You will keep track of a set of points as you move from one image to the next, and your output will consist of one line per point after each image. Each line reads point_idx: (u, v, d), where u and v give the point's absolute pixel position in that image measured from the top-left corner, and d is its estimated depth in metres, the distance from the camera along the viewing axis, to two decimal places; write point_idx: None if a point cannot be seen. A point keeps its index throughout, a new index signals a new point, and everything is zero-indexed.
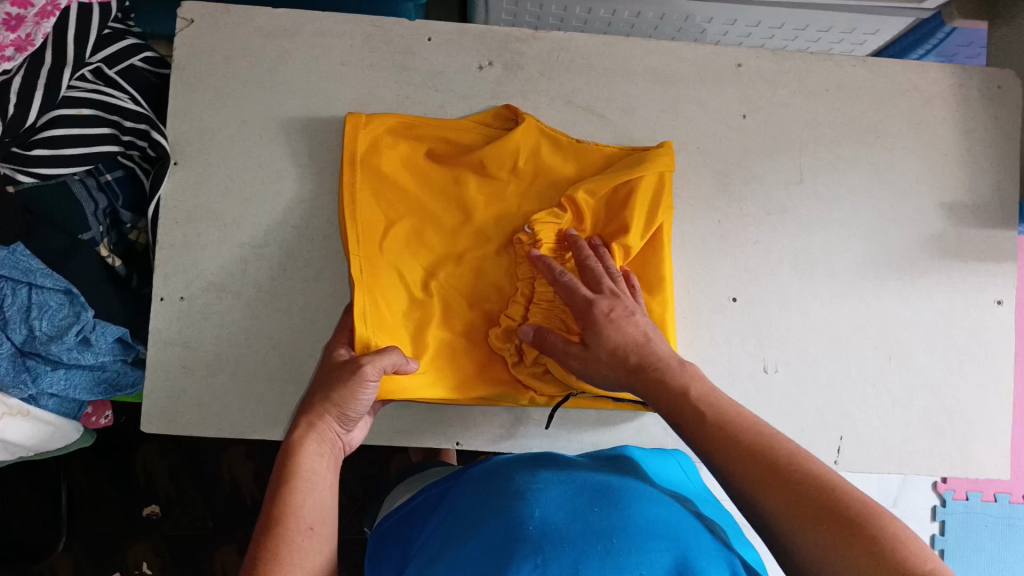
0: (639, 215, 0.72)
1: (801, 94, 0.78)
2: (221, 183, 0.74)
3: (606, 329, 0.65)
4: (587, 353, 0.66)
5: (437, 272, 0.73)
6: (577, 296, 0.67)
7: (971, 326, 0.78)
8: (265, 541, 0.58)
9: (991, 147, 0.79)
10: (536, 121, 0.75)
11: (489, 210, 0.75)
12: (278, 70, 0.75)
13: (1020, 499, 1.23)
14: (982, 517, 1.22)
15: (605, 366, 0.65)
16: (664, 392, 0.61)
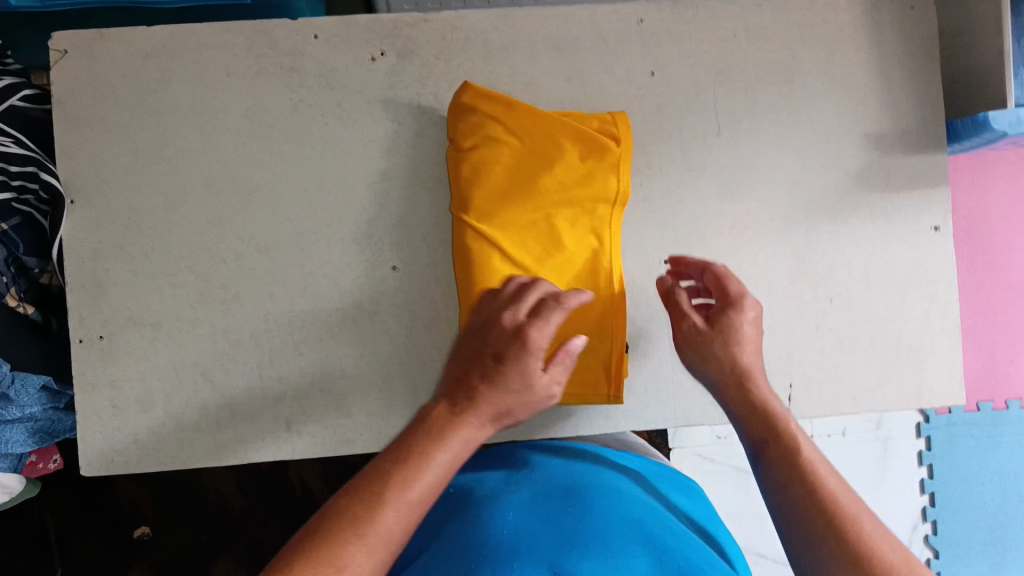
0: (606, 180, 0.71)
1: (708, 42, 0.75)
2: (124, 215, 0.72)
3: (736, 329, 0.64)
4: (705, 340, 0.64)
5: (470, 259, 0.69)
6: (727, 289, 0.65)
7: (909, 256, 0.76)
8: (332, 505, 0.47)
9: (910, 69, 0.76)
10: (505, 98, 0.71)
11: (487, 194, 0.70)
12: (165, 91, 0.72)
13: (1004, 408, 1.21)
14: (968, 429, 1.21)
15: (716, 353, 0.63)
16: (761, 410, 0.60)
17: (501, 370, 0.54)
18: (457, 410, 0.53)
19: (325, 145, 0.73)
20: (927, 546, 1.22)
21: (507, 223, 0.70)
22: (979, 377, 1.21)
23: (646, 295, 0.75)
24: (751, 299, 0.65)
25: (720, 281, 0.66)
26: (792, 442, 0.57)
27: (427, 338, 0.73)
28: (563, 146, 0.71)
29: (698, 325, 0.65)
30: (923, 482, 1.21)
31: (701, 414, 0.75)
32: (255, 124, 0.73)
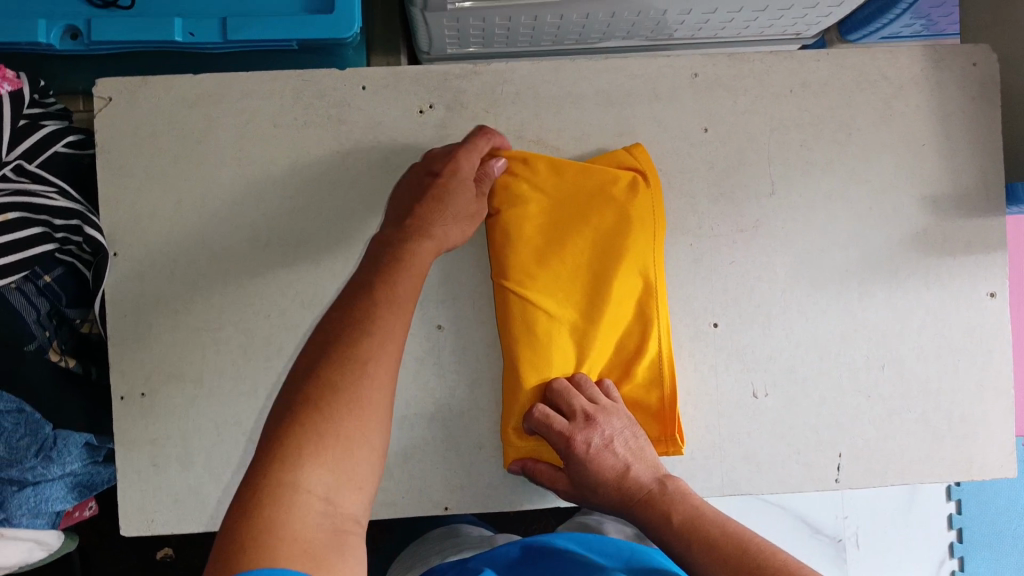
0: (642, 229, 0.71)
1: (765, 98, 0.73)
2: (166, 269, 0.71)
3: (591, 456, 0.68)
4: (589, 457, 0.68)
5: (527, 334, 0.69)
6: (552, 429, 0.68)
7: (964, 323, 0.75)
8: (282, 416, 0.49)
9: (970, 129, 0.74)
10: (524, 152, 0.71)
11: (528, 255, 0.71)
12: (208, 141, 0.71)
13: None
14: None
15: (590, 468, 0.68)
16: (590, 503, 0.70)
17: (458, 182, 0.67)
18: (446, 198, 0.66)
19: (372, 199, 0.72)
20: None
21: (545, 287, 0.71)
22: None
23: (697, 357, 0.74)
24: (588, 426, 0.68)
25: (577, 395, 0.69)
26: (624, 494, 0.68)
27: (473, 397, 0.73)
28: (594, 201, 0.72)
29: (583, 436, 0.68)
30: (951, 515, 1.26)
31: (748, 480, 0.74)
32: (301, 177, 0.71)
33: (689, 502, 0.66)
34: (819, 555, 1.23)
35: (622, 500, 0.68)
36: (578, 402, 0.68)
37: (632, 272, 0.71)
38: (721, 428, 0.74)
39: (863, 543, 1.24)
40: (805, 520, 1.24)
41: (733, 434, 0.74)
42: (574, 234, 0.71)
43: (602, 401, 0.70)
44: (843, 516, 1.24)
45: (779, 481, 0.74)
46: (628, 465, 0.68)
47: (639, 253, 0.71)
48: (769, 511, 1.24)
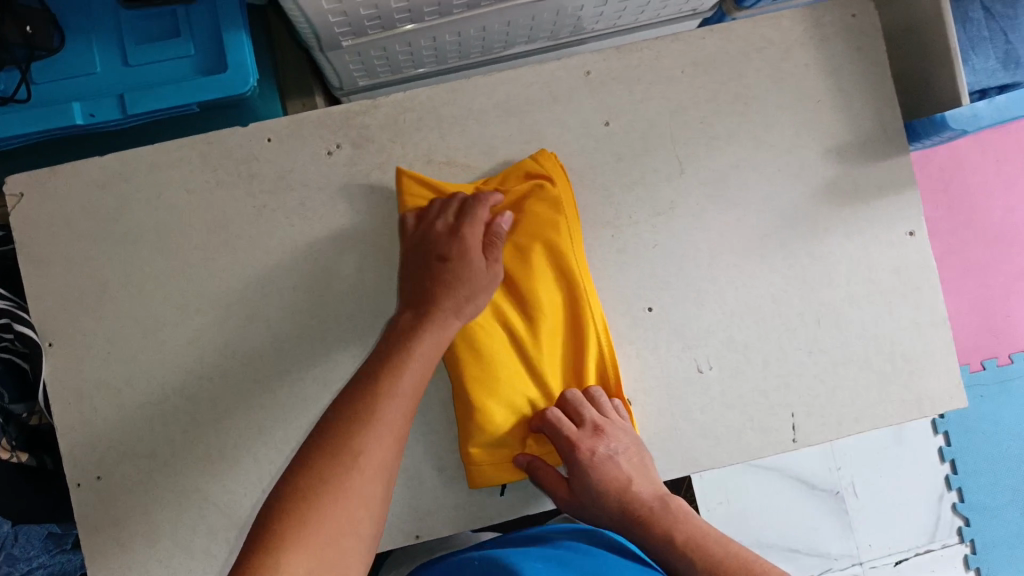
0: (563, 233, 0.73)
1: (658, 83, 0.75)
2: (102, 351, 0.71)
3: (595, 466, 0.69)
4: (591, 467, 0.69)
5: (470, 357, 0.70)
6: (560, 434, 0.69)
7: (889, 265, 0.77)
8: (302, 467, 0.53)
9: (863, 78, 0.76)
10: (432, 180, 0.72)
11: None
12: (125, 219, 0.72)
13: (1007, 360, 1.28)
14: (976, 386, 1.27)
15: (593, 478, 0.69)
16: (588, 513, 0.70)
17: (468, 263, 0.67)
18: (467, 300, 0.66)
19: (295, 247, 0.73)
20: (956, 514, 1.25)
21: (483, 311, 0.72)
22: (982, 335, 1.28)
23: (638, 343, 0.75)
24: (596, 437, 0.68)
25: (581, 406, 0.70)
26: (625, 507, 0.69)
27: (426, 422, 0.73)
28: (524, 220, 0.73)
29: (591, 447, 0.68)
30: (942, 448, 1.26)
31: (707, 454, 0.74)
32: (221, 237, 0.72)
33: (692, 524, 0.68)
34: (820, 511, 1.23)
35: (622, 511, 0.69)
36: (588, 414, 0.70)
37: (561, 277, 0.73)
38: (673, 409, 0.75)
39: (861, 492, 1.24)
40: (801, 478, 1.24)
41: (686, 412, 0.74)
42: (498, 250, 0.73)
43: (613, 414, 0.70)
44: (837, 468, 1.24)
45: (738, 449, 0.75)
46: (632, 480, 0.69)
47: (563, 257, 0.72)
48: (763, 474, 1.24)
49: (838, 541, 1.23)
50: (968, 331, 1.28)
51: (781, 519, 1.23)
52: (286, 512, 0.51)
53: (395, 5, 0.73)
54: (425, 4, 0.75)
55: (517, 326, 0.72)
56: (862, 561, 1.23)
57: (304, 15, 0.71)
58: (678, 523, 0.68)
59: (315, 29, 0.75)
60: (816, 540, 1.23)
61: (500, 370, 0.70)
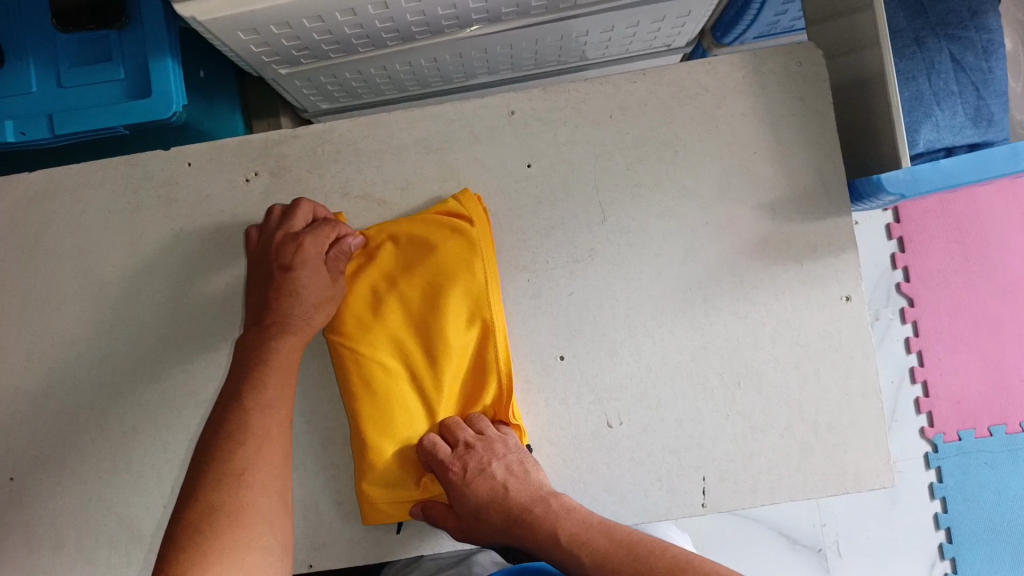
0: (476, 270, 0.70)
1: (583, 126, 0.73)
2: (21, 358, 0.74)
3: (466, 484, 0.67)
4: (465, 485, 0.67)
5: (364, 392, 0.70)
6: (433, 460, 0.68)
7: (820, 328, 0.72)
8: (224, 459, 0.58)
9: (805, 130, 0.72)
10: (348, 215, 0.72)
11: (363, 310, 0.71)
12: (48, 234, 0.74)
13: (1017, 428, 1.19)
14: (979, 453, 1.19)
15: (470, 495, 0.67)
16: (481, 535, 0.68)
17: (313, 272, 0.67)
18: (313, 304, 0.67)
19: (208, 273, 0.74)
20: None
21: (382, 345, 0.70)
22: (990, 395, 1.19)
23: (545, 391, 0.73)
24: (464, 455, 0.68)
25: (453, 430, 0.70)
26: (511, 517, 0.66)
27: (327, 454, 0.74)
28: (434, 257, 0.71)
29: (458, 469, 0.67)
30: (937, 514, 1.19)
31: (610, 512, 0.72)
32: (139, 258, 0.74)
33: (575, 516, 0.65)
34: (799, 567, 1.18)
35: (508, 521, 0.66)
36: (462, 434, 0.69)
37: (471, 314, 0.71)
38: (577, 462, 0.72)
39: (845, 551, 1.19)
40: (784, 533, 1.20)
41: (591, 467, 0.72)
42: (408, 283, 0.71)
43: (490, 431, 0.70)
44: (821, 524, 1.20)
45: (644, 509, 0.72)
46: (508, 487, 0.67)
47: (474, 296, 0.70)
48: (743, 523, 1.20)
49: None
50: (978, 394, 1.19)
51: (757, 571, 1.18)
52: (191, 534, 0.54)
53: (319, 36, 0.73)
54: (352, 36, 0.74)
55: (421, 363, 0.71)
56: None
57: (226, 45, 0.71)
58: (563, 520, 0.64)
59: (245, 59, 0.76)
60: None
61: (395, 409, 0.70)
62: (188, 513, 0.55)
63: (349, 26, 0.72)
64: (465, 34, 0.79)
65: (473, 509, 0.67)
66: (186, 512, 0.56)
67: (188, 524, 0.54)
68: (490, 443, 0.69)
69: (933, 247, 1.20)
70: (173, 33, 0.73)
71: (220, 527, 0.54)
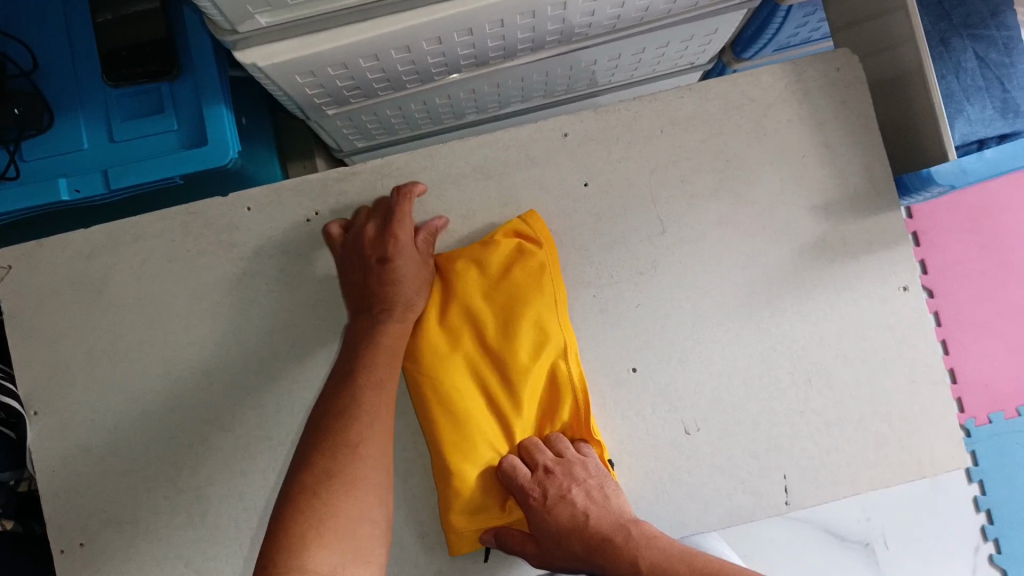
0: (545, 288, 0.71)
1: (637, 143, 0.74)
2: (86, 417, 0.72)
3: (546, 509, 0.67)
4: (547, 509, 0.67)
5: (445, 419, 0.69)
6: (512, 485, 0.68)
7: (882, 320, 0.74)
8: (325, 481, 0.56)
9: (848, 132, 0.75)
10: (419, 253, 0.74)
11: (438, 340, 0.72)
12: (110, 287, 0.73)
13: None
14: (1012, 434, 1.20)
15: (551, 520, 0.66)
16: (563, 563, 0.66)
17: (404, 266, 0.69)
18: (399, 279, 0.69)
19: (274, 314, 0.73)
20: (994, 566, 1.17)
21: (459, 372, 0.71)
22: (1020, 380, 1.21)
23: (621, 405, 0.73)
24: (544, 479, 0.67)
25: (532, 453, 0.70)
26: (590, 547, 0.65)
27: (407, 489, 0.73)
28: (505, 283, 0.72)
29: (538, 493, 0.67)
30: (977, 497, 1.18)
31: (696, 520, 0.72)
32: (204, 304, 0.73)
33: (657, 546, 0.63)
34: (849, 564, 1.16)
35: (589, 550, 0.65)
36: (542, 457, 0.69)
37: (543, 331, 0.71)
38: (659, 473, 0.72)
39: (893, 544, 1.16)
40: (830, 531, 1.17)
41: (674, 477, 0.72)
42: (481, 309, 0.72)
43: (569, 452, 0.70)
44: (866, 518, 1.17)
45: (729, 514, 0.72)
46: (589, 513, 0.66)
47: (544, 312, 0.71)
48: (789, 525, 1.17)
49: None
50: (1005, 377, 1.21)
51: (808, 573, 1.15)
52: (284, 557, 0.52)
53: (372, 75, 0.74)
54: (403, 73, 0.76)
55: (498, 386, 0.71)
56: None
57: (283, 89, 0.72)
58: (644, 551, 0.62)
59: (296, 101, 0.76)
60: None
61: (476, 434, 0.69)
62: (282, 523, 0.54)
63: (402, 63, 0.73)
64: (508, 65, 0.81)
65: (555, 536, 0.66)
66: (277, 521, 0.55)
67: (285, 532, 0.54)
68: (569, 467, 0.68)
69: (949, 241, 1.24)
70: (225, 81, 0.74)
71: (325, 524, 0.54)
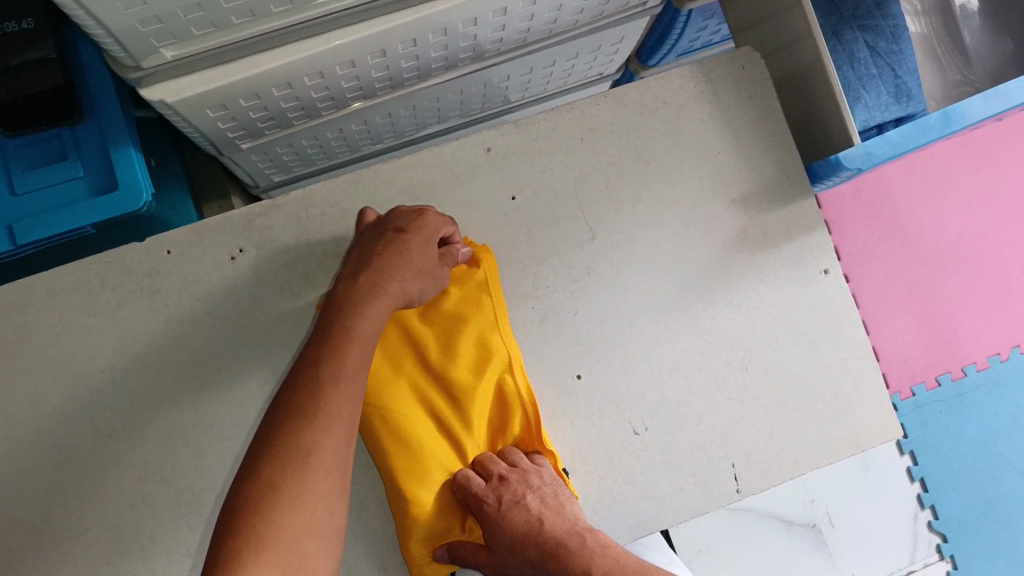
0: (485, 303, 0.72)
1: (559, 152, 0.76)
2: (11, 488, 0.68)
3: (501, 517, 0.66)
4: (501, 517, 0.66)
5: (394, 444, 0.69)
6: (467, 495, 0.68)
7: (808, 303, 0.77)
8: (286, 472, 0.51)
9: (758, 126, 0.78)
10: None
11: (381, 366, 0.71)
12: (26, 349, 0.69)
13: (960, 373, 1.26)
14: (933, 403, 1.25)
15: (506, 528, 0.66)
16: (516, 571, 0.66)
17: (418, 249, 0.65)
18: (407, 262, 0.64)
19: (206, 358, 0.71)
20: (932, 530, 1.22)
21: (405, 397, 0.70)
22: (934, 353, 1.26)
23: (569, 412, 0.74)
24: (499, 486, 0.67)
25: (485, 465, 0.70)
26: (544, 554, 0.65)
27: (363, 522, 0.71)
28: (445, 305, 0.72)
29: (492, 501, 0.66)
30: (910, 468, 1.24)
31: (654, 517, 0.73)
32: (129, 356, 0.70)
33: (609, 555, 0.64)
34: (800, 549, 1.19)
35: (542, 557, 0.65)
36: (496, 467, 0.69)
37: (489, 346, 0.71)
38: (613, 476, 0.73)
39: (837, 521, 1.21)
40: (778, 516, 1.20)
41: (628, 477, 0.73)
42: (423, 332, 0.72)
43: (524, 462, 0.70)
44: (810, 500, 1.21)
45: (684, 508, 0.73)
46: (543, 520, 0.66)
47: (487, 328, 0.71)
48: (740, 516, 1.20)
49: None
50: (921, 350, 1.27)
51: (761, 559, 1.18)
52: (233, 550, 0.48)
53: (285, 104, 0.73)
54: (317, 100, 0.75)
55: (448, 406, 0.71)
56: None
57: (192, 124, 0.70)
58: (598, 561, 0.63)
59: (208, 137, 0.74)
60: None
61: (427, 456, 0.69)
62: (241, 512, 0.50)
63: (316, 89, 0.72)
64: (422, 85, 0.80)
65: (509, 544, 0.66)
66: (235, 505, 0.51)
67: (245, 522, 0.49)
68: (524, 476, 0.68)
69: (856, 228, 1.29)
70: (131, 123, 0.72)
71: (285, 514, 0.50)
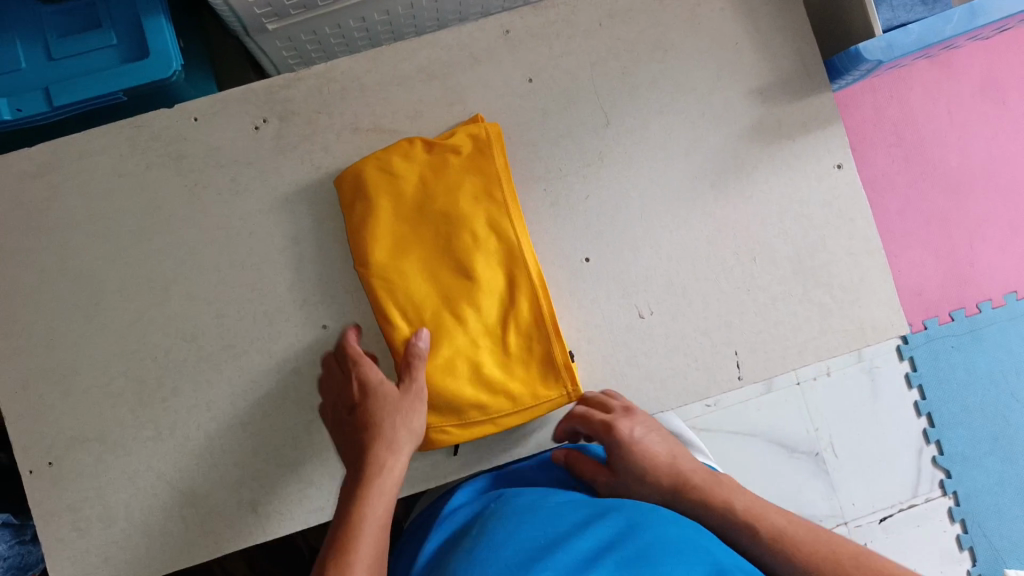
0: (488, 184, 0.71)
1: (577, 37, 0.76)
2: (44, 337, 0.72)
3: (631, 448, 0.71)
4: (633, 447, 0.71)
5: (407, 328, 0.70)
6: (593, 422, 0.72)
7: (820, 197, 0.77)
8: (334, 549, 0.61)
9: (777, 17, 0.77)
10: (366, 161, 0.72)
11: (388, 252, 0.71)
12: (59, 207, 0.73)
13: (974, 310, 1.26)
14: (945, 339, 1.25)
15: (635, 459, 0.72)
16: (645, 492, 0.72)
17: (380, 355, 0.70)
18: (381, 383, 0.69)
19: (229, 224, 0.73)
20: (935, 466, 1.23)
21: (415, 280, 0.71)
22: (950, 284, 1.26)
23: (578, 293, 0.76)
24: (630, 416, 0.72)
25: (589, 408, 0.74)
26: (675, 479, 0.72)
27: None
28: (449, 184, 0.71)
29: (631, 428, 0.71)
30: (916, 402, 1.23)
31: (657, 398, 0.75)
32: (155, 218, 0.73)
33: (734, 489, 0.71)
34: (802, 474, 1.20)
35: (673, 488, 0.71)
36: (616, 402, 0.73)
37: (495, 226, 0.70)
38: (617, 356, 0.75)
39: (841, 452, 1.21)
40: (782, 443, 1.21)
41: (631, 358, 0.75)
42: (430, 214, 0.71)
43: (618, 405, 0.73)
44: (815, 428, 1.21)
45: (686, 390, 0.75)
46: (674, 460, 0.73)
47: (492, 209, 0.71)
48: (744, 441, 1.20)
49: (822, 502, 1.20)
50: (937, 282, 1.26)
51: (762, 485, 1.20)
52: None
53: None
54: None
55: (456, 290, 0.70)
56: (847, 520, 1.20)
57: (228, 2, 0.72)
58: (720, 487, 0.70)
59: (236, 13, 0.76)
60: (801, 503, 1.20)
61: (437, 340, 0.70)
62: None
63: None
64: None
65: (636, 473, 0.72)
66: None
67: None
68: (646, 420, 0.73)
69: (878, 154, 1.27)
70: None
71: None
